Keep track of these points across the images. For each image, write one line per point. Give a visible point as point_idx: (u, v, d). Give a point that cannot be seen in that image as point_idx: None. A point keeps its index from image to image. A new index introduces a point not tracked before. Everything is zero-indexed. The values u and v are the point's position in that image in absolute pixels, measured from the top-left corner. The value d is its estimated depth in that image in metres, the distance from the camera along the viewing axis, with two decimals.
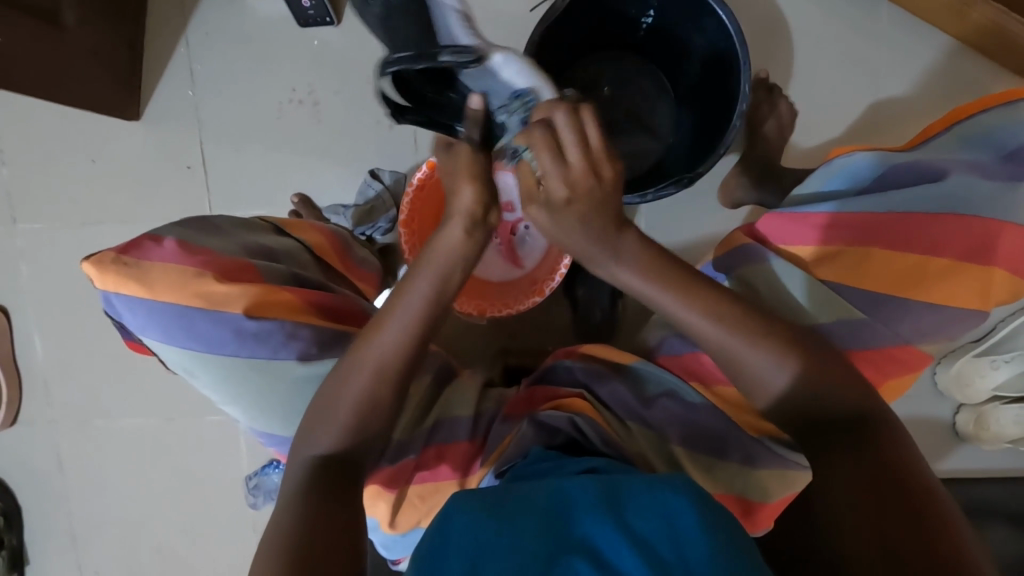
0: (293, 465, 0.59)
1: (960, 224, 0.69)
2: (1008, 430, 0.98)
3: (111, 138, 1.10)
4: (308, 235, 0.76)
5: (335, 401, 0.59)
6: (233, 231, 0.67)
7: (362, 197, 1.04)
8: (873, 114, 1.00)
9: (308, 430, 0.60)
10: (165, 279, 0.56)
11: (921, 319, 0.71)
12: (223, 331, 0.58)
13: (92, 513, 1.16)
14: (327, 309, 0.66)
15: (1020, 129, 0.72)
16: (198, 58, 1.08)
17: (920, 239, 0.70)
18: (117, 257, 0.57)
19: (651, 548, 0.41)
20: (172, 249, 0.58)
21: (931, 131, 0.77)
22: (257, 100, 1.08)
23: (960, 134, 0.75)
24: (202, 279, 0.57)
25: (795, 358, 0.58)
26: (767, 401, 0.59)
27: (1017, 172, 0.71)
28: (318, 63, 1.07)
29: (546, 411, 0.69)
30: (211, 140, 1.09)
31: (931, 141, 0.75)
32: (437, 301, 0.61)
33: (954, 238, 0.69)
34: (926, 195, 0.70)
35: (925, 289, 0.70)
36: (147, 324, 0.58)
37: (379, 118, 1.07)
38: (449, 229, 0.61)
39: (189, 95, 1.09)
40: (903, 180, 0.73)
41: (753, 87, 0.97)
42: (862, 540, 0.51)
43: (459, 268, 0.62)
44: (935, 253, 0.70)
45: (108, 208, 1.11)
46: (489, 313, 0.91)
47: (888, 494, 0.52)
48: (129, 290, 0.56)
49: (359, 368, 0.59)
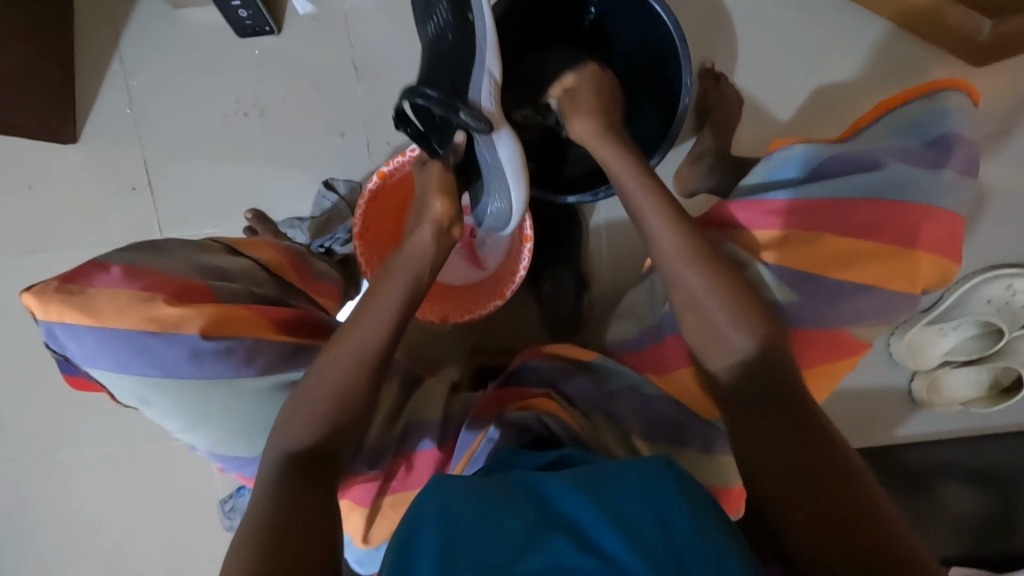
0: (266, 459, 0.57)
1: (891, 210, 0.71)
2: (957, 393, 1.05)
3: (49, 162, 1.06)
4: (262, 253, 0.73)
5: (313, 392, 0.59)
6: (182, 251, 0.64)
7: (318, 209, 1.03)
8: (818, 99, 1.02)
9: (283, 425, 0.58)
10: (112, 304, 0.53)
11: (859, 302, 0.73)
12: (182, 352, 0.55)
13: (62, 548, 1.13)
14: (289, 325, 0.64)
15: (942, 117, 0.74)
16: (135, 73, 1.04)
17: (860, 224, 0.71)
18: (61, 286, 0.53)
19: (634, 526, 0.41)
20: (117, 274, 0.56)
21: (863, 122, 0.79)
22: (202, 115, 1.05)
23: (888, 124, 0.76)
24: (153, 303, 0.54)
25: (707, 282, 0.64)
26: (726, 364, 0.63)
27: (942, 158, 0.72)
28: (262, 73, 1.04)
29: (514, 411, 0.69)
30: (155, 158, 1.06)
31: (862, 132, 0.78)
32: (414, 298, 0.65)
33: (886, 224, 0.71)
34: (863, 182, 0.72)
35: (861, 266, 0.71)
36: (96, 354, 0.54)
37: (329, 126, 1.05)
38: (419, 234, 0.67)
39: (128, 112, 1.05)
40: (842, 169, 0.74)
41: (699, 76, 0.99)
42: (810, 536, 0.50)
43: (430, 266, 0.67)
44: (869, 235, 0.71)
45: (51, 234, 1.06)
46: (451, 319, 0.91)
47: (839, 493, 0.51)
48: (73, 319, 0.53)
49: (337, 356, 0.60)
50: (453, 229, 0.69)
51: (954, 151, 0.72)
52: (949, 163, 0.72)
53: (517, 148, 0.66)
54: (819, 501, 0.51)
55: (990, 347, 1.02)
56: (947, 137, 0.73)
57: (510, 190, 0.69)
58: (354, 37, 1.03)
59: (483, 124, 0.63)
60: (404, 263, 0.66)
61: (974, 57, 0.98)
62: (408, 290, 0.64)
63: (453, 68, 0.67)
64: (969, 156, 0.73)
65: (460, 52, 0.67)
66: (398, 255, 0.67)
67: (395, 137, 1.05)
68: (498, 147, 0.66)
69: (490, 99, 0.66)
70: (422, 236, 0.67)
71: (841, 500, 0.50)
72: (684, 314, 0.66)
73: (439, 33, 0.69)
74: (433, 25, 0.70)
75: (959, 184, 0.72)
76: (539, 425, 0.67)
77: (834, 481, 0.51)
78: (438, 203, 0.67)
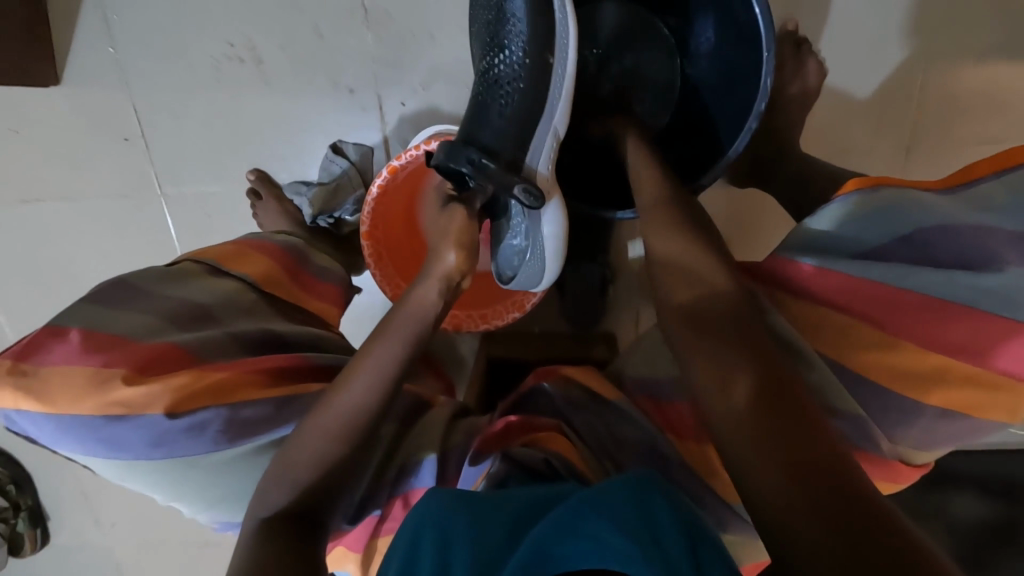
0: (245, 528, 0.55)
1: (987, 324, 0.47)
2: None
3: (27, 106, 0.95)
4: (253, 268, 0.69)
5: (294, 462, 0.56)
6: (155, 290, 0.59)
7: (326, 173, 0.94)
8: (906, 73, 0.86)
9: (265, 489, 0.56)
10: (68, 389, 0.50)
11: (931, 426, 0.51)
12: (149, 435, 0.52)
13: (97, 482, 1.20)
14: (275, 371, 0.60)
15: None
16: (112, 4, 0.89)
17: (936, 334, 0.48)
18: (11, 366, 0.50)
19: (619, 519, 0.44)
20: (75, 346, 0.52)
21: (978, 170, 0.50)
22: (192, 59, 0.92)
23: (1020, 184, 0.48)
24: (111, 384, 0.50)
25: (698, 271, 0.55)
26: (692, 303, 0.53)
27: None
28: (256, 10, 0.88)
29: (519, 447, 0.65)
30: (146, 106, 0.95)
31: (975, 188, 0.49)
32: (409, 361, 0.60)
33: (978, 337, 0.48)
34: (947, 283, 0.47)
35: (938, 390, 0.49)
36: (60, 439, 0.51)
37: (334, 79, 0.91)
38: (424, 288, 0.61)
39: (109, 51, 0.92)
40: (921, 252, 0.49)
41: (779, 40, 0.81)
42: (789, 514, 0.37)
43: (433, 322, 0.62)
44: (952, 355, 0.48)
45: (44, 186, 0.99)
46: (465, 329, 0.80)
47: (823, 465, 0.38)
48: (29, 405, 0.50)
49: (328, 410, 0.57)
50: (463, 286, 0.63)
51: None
52: None
53: (561, 224, 0.65)
54: (777, 461, 0.40)
55: None
56: None
57: (549, 260, 0.66)
58: None
59: (540, 202, 0.59)
60: (406, 316, 0.61)
61: None
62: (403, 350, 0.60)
63: (526, 116, 0.59)
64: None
65: (532, 101, 0.59)
66: (400, 307, 0.62)
67: (409, 97, 0.92)
68: (544, 222, 0.64)
69: (546, 162, 0.62)
70: (432, 295, 0.61)
71: (828, 475, 0.38)
72: (668, 272, 0.57)
73: (508, 61, 0.60)
74: (503, 56, 0.60)
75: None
76: (545, 466, 0.62)
77: (822, 456, 0.39)
78: (453, 257, 0.60)
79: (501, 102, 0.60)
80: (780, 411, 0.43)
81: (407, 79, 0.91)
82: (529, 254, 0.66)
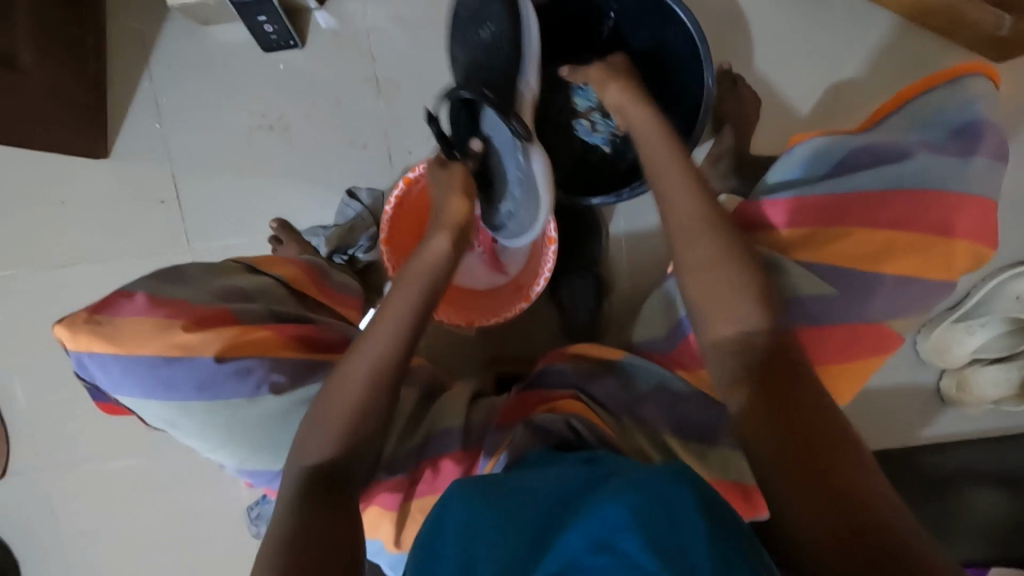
0: (285, 481, 0.61)
1: (920, 200, 0.72)
2: (986, 391, 1.01)
3: (78, 179, 1.09)
4: (283, 270, 0.81)
5: (329, 411, 0.62)
6: (203, 278, 0.73)
7: (341, 218, 1.04)
8: (831, 95, 1.02)
9: (303, 445, 0.62)
10: (135, 335, 0.62)
11: (893, 295, 0.73)
12: (199, 376, 0.63)
13: (92, 558, 1.14)
14: (304, 339, 0.73)
15: (966, 103, 0.76)
16: (163, 90, 1.07)
17: (886, 216, 0.72)
18: (89, 316, 0.62)
19: (642, 519, 0.41)
20: (141, 305, 0.64)
21: (885, 110, 0.81)
22: (226, 130, 1.08)
23: (910, 114, 0.79)
24: (171, 332, 0.63)
25: (735, 301, 0.61)
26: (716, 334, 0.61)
27: (970, 145, 0.73)
28: (285, 86, 1.07)
29: (540, 414, 0.69)
30: (182, 172, 1.08)
31: (886, 122, 0.80)
32: (426, 307, 0.68)
33: (916, 214, 0.72)
34: (890, 173, 0.72)
35: (892, 262, 0.72)
36: (121, 379, 0.63)
37: (351, 137, 1.07)
38: (436, 240, 0.71)
39: (157, 127, 1.08)
40: (870, 159, 0.74)
41: (718, 79, 0.99)
42: (813, 535, 0.46)
43: (442, 270, 0.70)
44: (897, 228, 0.72)
45: (81, 250, 1.09)
46: (477, 323, 0.93)
47: (838, 491, 0.47)
48: (100, 348, 0.62)
49: (359, 358, 0.64)
50: (469, 231, 0.73)
51: (983, 138, 0.73)
52: (979, 151, 0.73)
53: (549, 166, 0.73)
54: (835, 517, 0.46)
55: (1022, 344, 0.99)
56: (974, 124, 0.74)
57: (542, 203, 0.73)
58: (374, 49, 1.05)
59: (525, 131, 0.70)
60: (416, 275, 0.69)
61: (994, 53, 0.97)
62: (415, 299, 0.67)
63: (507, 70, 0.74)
64: (997, 142, 0.74)
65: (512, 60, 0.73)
66: (413, 261, 0.71)
67: (415, 146, 1.07)
68: (534, 161, 0.72)
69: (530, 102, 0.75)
70: (440, 240, 0.71)
71: (839, 502, 0.47)
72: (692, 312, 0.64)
73: (483, 40, 0.77)
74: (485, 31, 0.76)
75: (987, 172, 0.73)
76: (568, 429, 0.66)
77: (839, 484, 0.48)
78: (456, 202, 0.72)
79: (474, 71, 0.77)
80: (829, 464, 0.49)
81: (413, 131, 1.06)
82: (523, 198, 0.75)
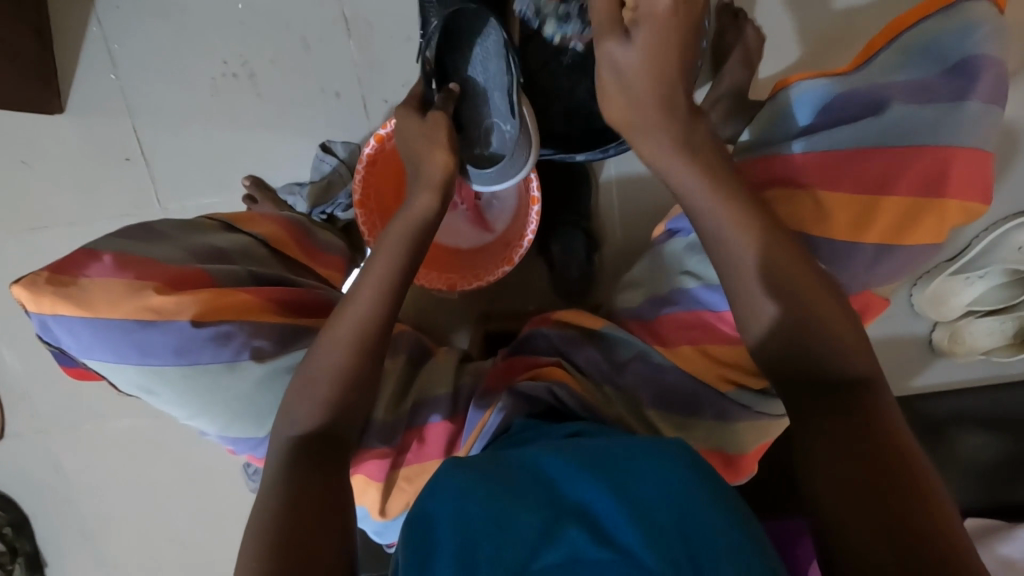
0: (273, 448, 0.61)
1: (906, 155, 0.68)
2: (979, 341, 1.00)
3: (37, 137, 1.03)
4: (263, 228, 0.78)
5: (314, 377, 0.61)
6: (180, 236, 0.69)
7: (317, 173, 0.99)
8: (837, 31, 0.94)
9: (290, 411, 0.61)
10: (104, 298, 0.59)
11: (878, 261, 0.70)
12: (176, 340, 0.61)
13: (101, 513, 1.19)
14: (286, 303, 0.70)
15: (963, 34, 0.69)
16: (115, 36, 0.99)
17: (869, 176, 0.68)
18: (52, 276, 0.59)
19: (651, 518, 0.43)
20: (109, 265, 0.61)
21: (873, 49, 0.74)
22: (188, 79, 1.00)
23: (902, 47, 0.72)
24: (145, 294, 0.60)
25: (798, 296, 0.56)
26: (759, 330, 0.57)
27: (965, 86, 0.68)
28: (247, 29, 0.98)
29: (523, 381, 0.68)
30: (146, 128, 1.02)
31: (873, 61, 0.73)
32: (408, 267, 0.65)
33: (903, 172, 0.68)
34: (873, 123, 0.69)
35: (878, 225, 0.68)
36: (91, 344, 0.60)
37: (322, 85, 1.00)
38: (418, 199, 0.66)
39: (113, 78, 1.00)
40: (849, 108, 0.71)
41: (717, 13, 0.91)
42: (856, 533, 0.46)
43: (428, 229, 0.67)
44: (881, 190, 0.68)
45: (51, 213, 1.05)
46: (460, 287, 0.90)
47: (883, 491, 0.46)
48: (67, 311, 0.58)
49: (344, 319, 0.62)
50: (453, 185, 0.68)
51: (979, 77, 0.68)
52: (973, 92, 0.67)
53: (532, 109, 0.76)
54: (876, 522, 0.45)
55: (1018, 297, 0.97)
56: (968, 60, 0.68)
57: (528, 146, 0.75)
58: None
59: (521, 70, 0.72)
60: (396, 233, 0.66)
61: None
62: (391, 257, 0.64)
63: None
64: (997, 79, 0.68)
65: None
66: (395, 220, 0.67)
67: (391, 93, 0.99)
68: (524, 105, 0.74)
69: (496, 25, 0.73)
70: (420, 197, 0.67)
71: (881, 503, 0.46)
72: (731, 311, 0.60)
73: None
74: None
75: (985, 115, 0.68)
76: (550, 395, 0.65)
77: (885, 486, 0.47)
78: (436, 155, 0.67)
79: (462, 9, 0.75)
80: (888, 469, 0.47)
81: (389, 77, 0.99)
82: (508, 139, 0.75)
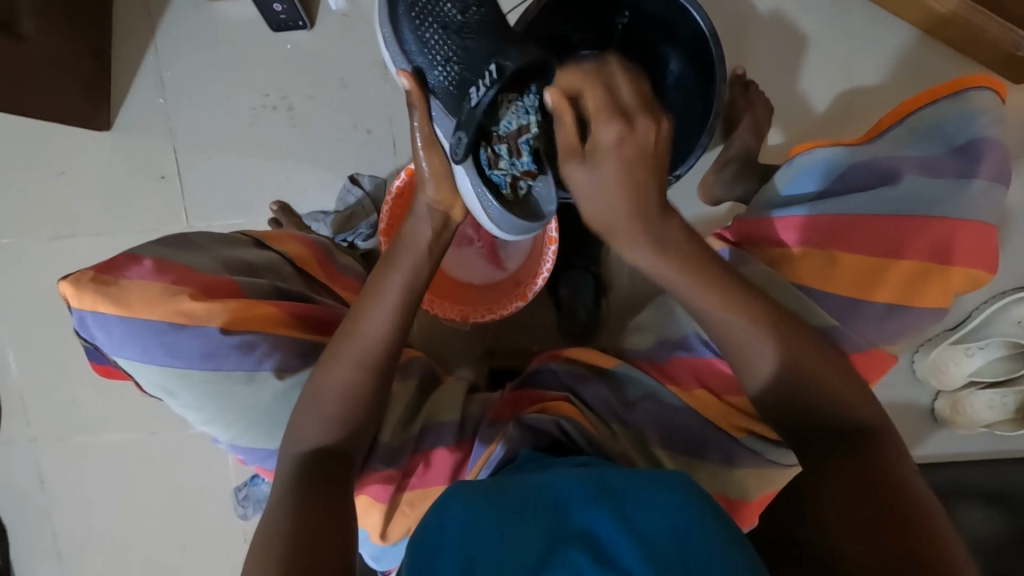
0: (280, 465, 0.61)
1: (917, 223, 0.72)
2: (981, 413, 1.01)
3: (80, 150, 1.08)
4: (292, 247, 0.81)
5: (322, 392, 0.62)
6: (215, 248, 0.72)
7: (342, 204, 1.03)
8: (843, 107, 1.00)
9: (297, 427, 0.62)
10: (143, 299, 0.61)
11: (883, 319, 0.73)
12: (204, 345, 0.63)
13: (80, 529, 1.15)
14: (308, 317, 0.72)
15: (968, 120, 0.75)
16: (168, 64, 1.06)
17: (883, 240, 0.72)
18: (95, 275, 0.61)
19: (651, 544, 0.42)
20: (150, 269, 0.63)
21: (886, 124, 0.79)
22: (231, 108, 1.06)
23: (913, 127, 0.77)
24: (179, 299, 0.62)
25: (793, 354, 0.60)
26: (756, 385, 0.62)
27: (969, 166, 0.73)
28: (292, 66, 1.05)
29: (530, 413, 0.69)
30: (185, 150, 1.07)
31: (887, 134, 0.78)
32: (413, 290, 0.67)
33: (912, 239, 0.72)
34: (887, 196, 0.73)
35: (885, 285, 0.72)
36: (123, 343, 0.61)
37: (356, 122, 1.06)
38: (420, 228, 0.70)
39: (160, 102, 1.07)
40: (864, 178, 0.75)
41: (730, 83, 0.98)
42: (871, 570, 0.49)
43: (428, 256, 0.69)
44: (891, 252, 0.72)
45: (80, 221, 1.09)
46: (472, 318, 0.92)
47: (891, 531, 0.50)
48: (105, 309, 0.60)
49: (363, 331, 0.64)
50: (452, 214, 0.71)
51: (983, 158, 0.73)
52: (978, 171, 0.73)
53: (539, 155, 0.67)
54: (889, 558, 0.49)
55: (1018, 370, 0.98)
56: (973, 143, 0.74)
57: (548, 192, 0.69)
58: None
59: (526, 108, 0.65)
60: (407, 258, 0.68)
61: (1010, 73, 0.95)
62: (408, 280, 0.67)
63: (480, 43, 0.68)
64: (999, 161, 0.74)
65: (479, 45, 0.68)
66: (398, 247, 0.70)
67: None
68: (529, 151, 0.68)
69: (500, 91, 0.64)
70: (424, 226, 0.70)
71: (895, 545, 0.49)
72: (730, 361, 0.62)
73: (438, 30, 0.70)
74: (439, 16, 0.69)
75: (989, 193, 0.73)
76: (557, 428, 0.66)
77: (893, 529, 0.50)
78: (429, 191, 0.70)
79: (433, 28, 0.69)
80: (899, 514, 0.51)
81: None
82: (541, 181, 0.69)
